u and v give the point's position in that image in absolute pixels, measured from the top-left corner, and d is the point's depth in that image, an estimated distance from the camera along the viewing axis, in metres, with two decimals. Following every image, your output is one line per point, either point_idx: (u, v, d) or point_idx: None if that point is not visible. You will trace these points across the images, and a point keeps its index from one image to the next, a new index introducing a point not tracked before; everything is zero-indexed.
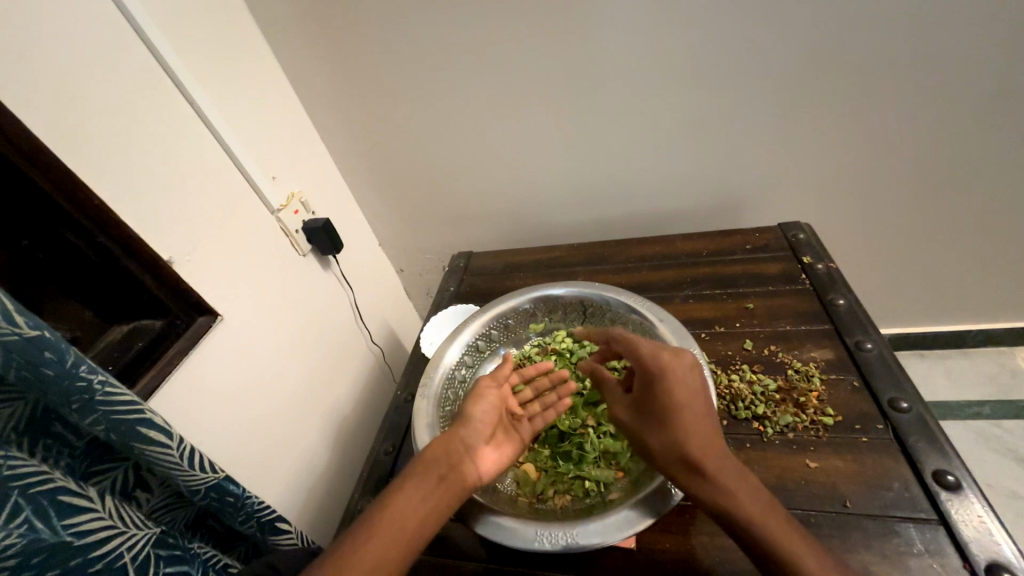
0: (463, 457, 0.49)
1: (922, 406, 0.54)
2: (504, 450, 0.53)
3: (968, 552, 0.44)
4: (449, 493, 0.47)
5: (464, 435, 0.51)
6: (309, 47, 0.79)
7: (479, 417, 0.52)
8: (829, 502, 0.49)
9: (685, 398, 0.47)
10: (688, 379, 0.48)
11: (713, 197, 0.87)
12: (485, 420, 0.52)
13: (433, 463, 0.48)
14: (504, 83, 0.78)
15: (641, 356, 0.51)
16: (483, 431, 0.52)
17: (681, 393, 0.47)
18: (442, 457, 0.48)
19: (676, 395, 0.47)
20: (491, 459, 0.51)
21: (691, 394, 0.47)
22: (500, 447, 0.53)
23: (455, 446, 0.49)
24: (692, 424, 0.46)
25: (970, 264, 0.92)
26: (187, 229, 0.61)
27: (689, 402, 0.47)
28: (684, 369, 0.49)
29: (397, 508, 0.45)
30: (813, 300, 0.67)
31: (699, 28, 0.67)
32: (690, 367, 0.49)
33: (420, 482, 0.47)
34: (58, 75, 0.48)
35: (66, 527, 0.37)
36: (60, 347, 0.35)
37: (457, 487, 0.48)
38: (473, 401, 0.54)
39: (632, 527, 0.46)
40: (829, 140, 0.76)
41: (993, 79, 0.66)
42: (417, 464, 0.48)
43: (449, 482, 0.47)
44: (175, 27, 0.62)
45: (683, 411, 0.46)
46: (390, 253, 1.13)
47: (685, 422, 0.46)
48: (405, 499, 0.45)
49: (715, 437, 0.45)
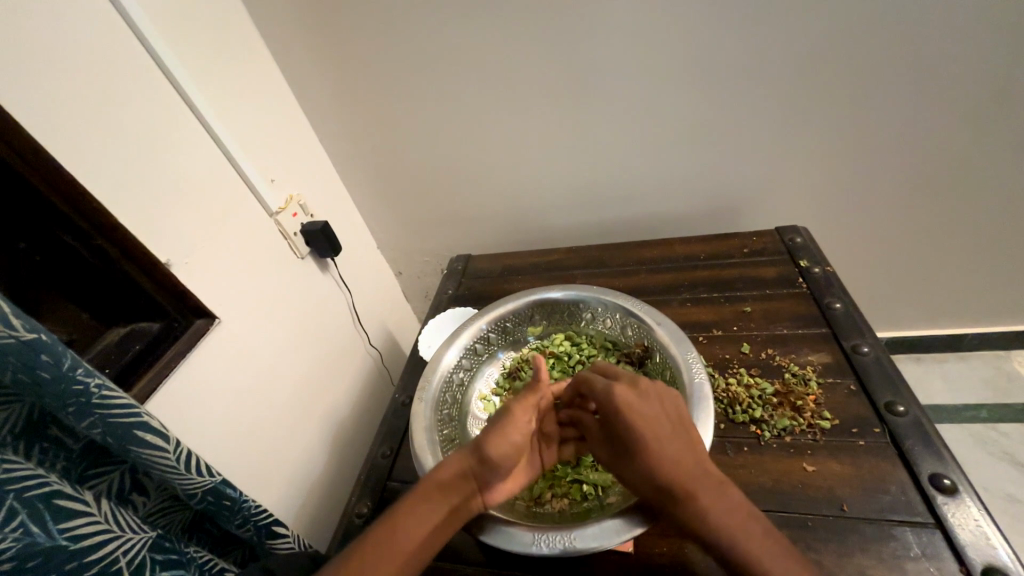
0: (475, 488, 0.48)
1: (918, 410, 0.54)
2: (517, 481, 0.51)
3: (965, 556, 0.44)
4: (449, 523, 0.46)
5: (482, 469, 0.48)
6: (309, 51, 0.80)
7: (501, 455, 0.48)
8: (826, 506, 0.49)
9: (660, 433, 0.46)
10: (656, 415, 0.47)
11: (711, 201, 0.87)
12: (513, 455, 0.49)
13: (445, 489, 0.47)
14: (503, 87, 0.78)
15: (600, 395, 0.49)
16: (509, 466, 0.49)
17: (647, 431, 0.46)
18: (450, 487, 0.47)
19: (641, 433, 0.46)
20: (502, 492, 0.50)
21: (657, 429, 0.46)
22: (513, 478, 0.51)
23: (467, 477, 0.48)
24: (663, 463, 0.44)
25: (966, 268, 0.92)
26: (185, 232, 0.61)
27: (660, 440, 0.45)
28: (642, 403, 0.47)
29: (394, 533, 0.45)
30: (810, 304, 0.68)
31: (696, 33, 0.67)
32: (653, 400, 0.48)
33: (428, 507, 0.46)
34: (58, 78, 0.49)
35: (62, 530, 0.37)
36: (58, 350, 0.35)
37: (462, 517, 0.47)
38: (500, 434, 0.49)
39: (627, 533, 0.46)
40: (826, 144, 0.77)
41: (988, 84, 0.67)
42: (431, 485, 0.47)
43: (456, 512, 0.47)
44: (175, 31, 0.62)
45: (653, 447, 0.45)
46: (388, 256, 1.13)
47: (660, 457, 0.44)
48: (411, 521, 0.45)
49: (695, 472, 0.44)
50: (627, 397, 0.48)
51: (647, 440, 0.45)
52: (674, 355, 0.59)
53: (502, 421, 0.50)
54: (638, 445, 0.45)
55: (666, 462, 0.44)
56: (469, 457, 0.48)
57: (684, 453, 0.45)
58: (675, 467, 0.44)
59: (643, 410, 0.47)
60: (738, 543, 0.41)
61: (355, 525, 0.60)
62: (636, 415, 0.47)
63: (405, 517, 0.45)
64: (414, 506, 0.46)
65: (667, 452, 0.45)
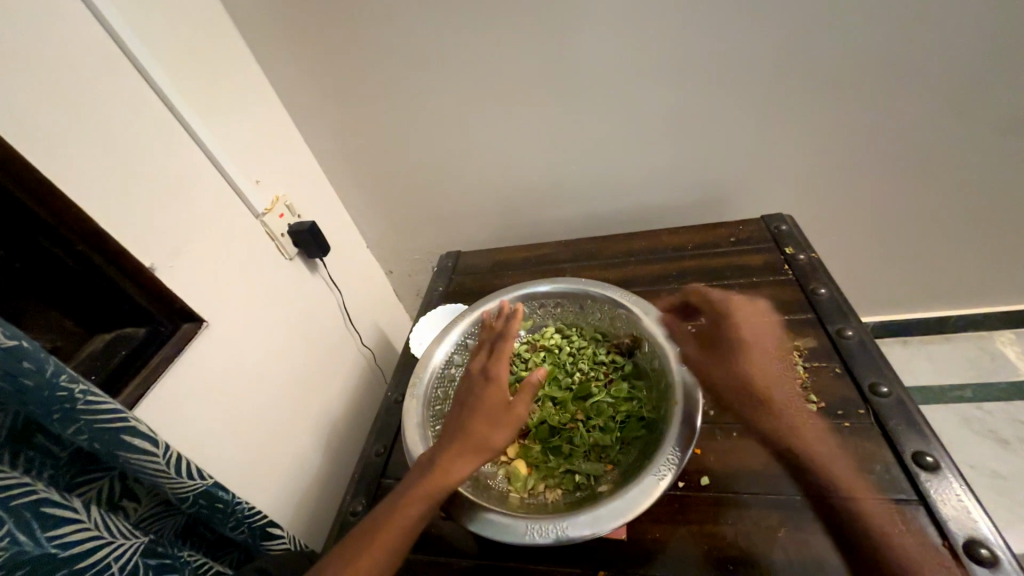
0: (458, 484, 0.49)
1: (902, 390, 0.55)
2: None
3: (947, 530, 0.45)
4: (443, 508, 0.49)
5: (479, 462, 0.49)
6: (293, 52, 0.79)
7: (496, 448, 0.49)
8: (814, 487, 0.50)
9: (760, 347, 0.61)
10: (762, 333, 0.62)
11: (698, 191, 0.88)
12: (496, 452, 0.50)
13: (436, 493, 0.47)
14: (488, 82, 0.78)
15: (716, 304, 0.65)
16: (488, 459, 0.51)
17: (750, 336, 0.62)
18: (449, 482, 0.47)
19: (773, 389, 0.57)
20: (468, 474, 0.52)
21: (764, 342, 0.62)
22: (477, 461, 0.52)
23: (464, 473, 0.48)
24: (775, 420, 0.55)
25: (948, 251, 0.94)
26: (169, 236, 0.60)
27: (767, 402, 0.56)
28: (748, 317, 0.64)
29: (396, 530, 0.46)
30: (796, 290, 0.68)
31: (679, 25, 0.68)
32: (758, 314, 0.65)
33: (419, 510, 0.47)
34: (36, 84, 0.48)
35: (50, 538, 0.36)
36: (39, 357, 0.35)
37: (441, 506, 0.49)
38: (498, 430, 0.49)
39: (618, 518, 0.47)
40: (809, 132, 0.77)
41: (965, 69, 0.68)
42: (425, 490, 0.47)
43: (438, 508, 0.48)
44: (154, 35, 0.61)
45: (757, 354, 0.60)
46: (378, 255, 1.12)
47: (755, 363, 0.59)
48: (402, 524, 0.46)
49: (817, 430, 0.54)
50: (743, 312, 0.64)
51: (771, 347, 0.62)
52: (662, 344, 0.59)
53: (492, 423, 0.49)
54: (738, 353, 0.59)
55: (764, 369, 0.59)
56: (463, 449, 0.48)
57: (774, 366, 0.60)
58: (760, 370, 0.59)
59: (755, 326, 0.63)
60: (801, 442, 0.52)
61: (350, 523, 0.60)
62: (742, 325, 0.63)
63: (407, 514, 0.46)
64: (412, 502, 0.47)
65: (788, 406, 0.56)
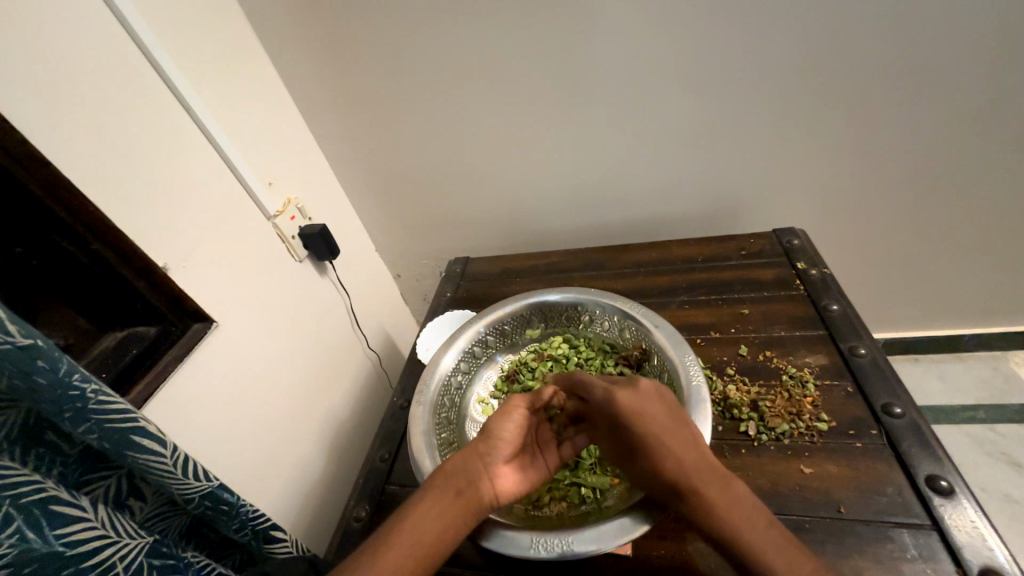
0: (481, 473, 0.49)
1: (915, 411, 0.54)
2: (525, 472, 0.51)
3: (962, 558, 0.44)
4: (473, 512, 0.47)
5: (490, 452, 0.50)
6: (309, 57, 0.80)
7: (507, 436, 0.51)
8: (824, 508, 0.49)
9: (682, 445, 0.46)
10: (656, 411, 0.47)
11: (708, 203, 0.87)
12: (509, 438, 0.51)
13: (450, 477, 0.48)
14: (499, 90, 0.78)
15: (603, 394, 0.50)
16: (508, 449, 0.51)
17: (647, 431, 0.46)
18: (462, 472, 0.49)
19: (657, 437, 0.46)
20: (509, 480, 0.50)
21: (660, 430, 0.46)
22: (519, 469, 0.51)
23: (477, 462, 0.49)
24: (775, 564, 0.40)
25: (963, 269, 0.92)
26: (181, 237, 0.61)
27: (619, 446, 0.50)
28: (640, 400, 0.48)
29: (420, 525, 0.46)
30: (808, 305, 0.68)
31: (692, 38, 0.68)
32: (651, 398, 0.48)
33: (438, 497, 0.47)
34: (58, 86, 0.49)
35: (58, 536, 0.36)
36: (54, 355, 0.35)
37: (471, 503, 0.47)
38: (502, 416, 0.52)
39: (626, 535, 0.46)
40: (821, 147, 0.77)
41: (981, 87, 0.67)
42: (438, 478, 0.49)
43: (463, 497, 0.47)
44: (176, 40, 0.62)
45: (658, 453, 0.45)
46: (387, 259, 1.12)
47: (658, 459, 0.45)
48: (421, 511, 0.47)
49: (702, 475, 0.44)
50: (627, 400, 0.48)
51: (662, 442, 0.46)
52: (672, 358, 0.59)
53: (504, 407, 0.53)
54: (643, 443, 0.46)
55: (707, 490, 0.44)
56: (473, 443, 0.51)
57: (695, 453, 0.45)
58: (680, 466, 0.45)
59: (641, 406, 0.48)
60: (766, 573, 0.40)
61: (353, 529, 0.60)
62: (639, 415, 0.47)
63: (430, 509, 0.47)
64: (429, 491, 0.48)
65: (678, 447, 0.46)
